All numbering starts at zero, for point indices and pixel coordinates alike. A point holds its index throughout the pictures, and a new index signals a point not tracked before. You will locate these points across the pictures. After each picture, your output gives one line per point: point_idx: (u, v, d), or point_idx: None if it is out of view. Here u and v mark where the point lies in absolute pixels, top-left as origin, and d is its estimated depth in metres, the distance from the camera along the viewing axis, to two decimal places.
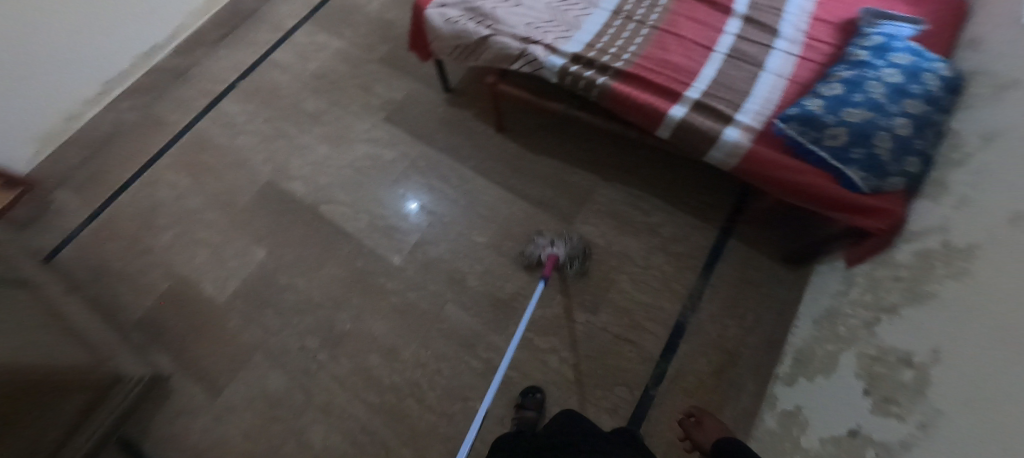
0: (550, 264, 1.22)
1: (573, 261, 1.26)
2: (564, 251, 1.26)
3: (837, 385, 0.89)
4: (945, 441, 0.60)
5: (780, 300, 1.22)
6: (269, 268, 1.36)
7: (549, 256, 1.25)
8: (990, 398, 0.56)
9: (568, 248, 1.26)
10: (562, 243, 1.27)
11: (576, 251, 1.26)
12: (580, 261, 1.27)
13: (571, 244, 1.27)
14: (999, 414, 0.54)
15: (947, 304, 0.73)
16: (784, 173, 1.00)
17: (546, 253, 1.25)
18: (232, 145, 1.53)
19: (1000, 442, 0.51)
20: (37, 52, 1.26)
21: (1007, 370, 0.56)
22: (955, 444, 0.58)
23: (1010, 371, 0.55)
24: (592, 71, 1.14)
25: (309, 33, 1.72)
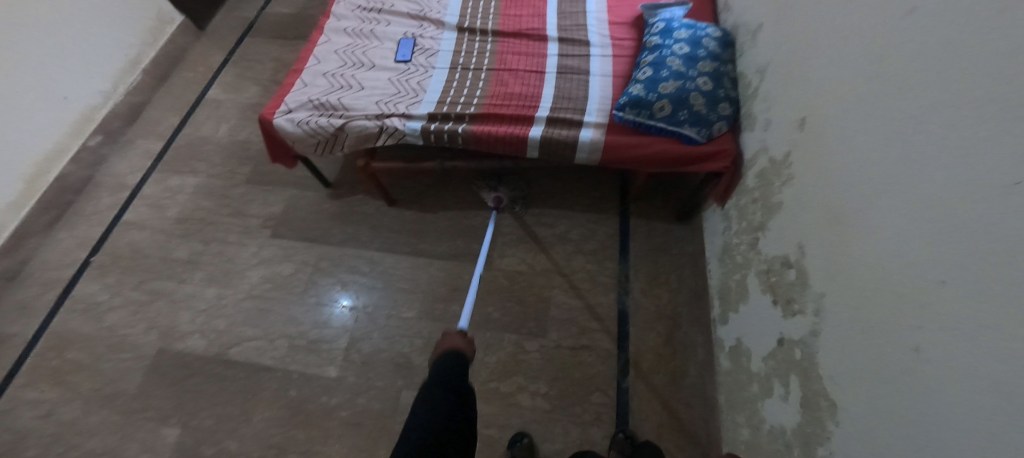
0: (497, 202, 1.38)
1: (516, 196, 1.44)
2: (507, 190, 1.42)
3: (754, 307, 1.01)
4: (836, 313, 0.72)
5: (689, 254, 1.35)
6: (190, 444, 1.18)
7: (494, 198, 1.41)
8: (848, 265, 0.70)
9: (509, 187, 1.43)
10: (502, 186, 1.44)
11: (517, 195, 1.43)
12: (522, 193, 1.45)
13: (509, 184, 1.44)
14: (862, 272, 0.67)
15: (791, 208, 0.89)
16: (640, 150, 1.14)
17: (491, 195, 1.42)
18: (102, 328, 1.34)
19: (877, 294, 0.64)
20: None
21: (848, 239, 0.71)
22: (845, 311, 0.70)
23: (852, 240, 0.70)
24: (450, 123, 1.22)
25: (159, 181, 1.60)
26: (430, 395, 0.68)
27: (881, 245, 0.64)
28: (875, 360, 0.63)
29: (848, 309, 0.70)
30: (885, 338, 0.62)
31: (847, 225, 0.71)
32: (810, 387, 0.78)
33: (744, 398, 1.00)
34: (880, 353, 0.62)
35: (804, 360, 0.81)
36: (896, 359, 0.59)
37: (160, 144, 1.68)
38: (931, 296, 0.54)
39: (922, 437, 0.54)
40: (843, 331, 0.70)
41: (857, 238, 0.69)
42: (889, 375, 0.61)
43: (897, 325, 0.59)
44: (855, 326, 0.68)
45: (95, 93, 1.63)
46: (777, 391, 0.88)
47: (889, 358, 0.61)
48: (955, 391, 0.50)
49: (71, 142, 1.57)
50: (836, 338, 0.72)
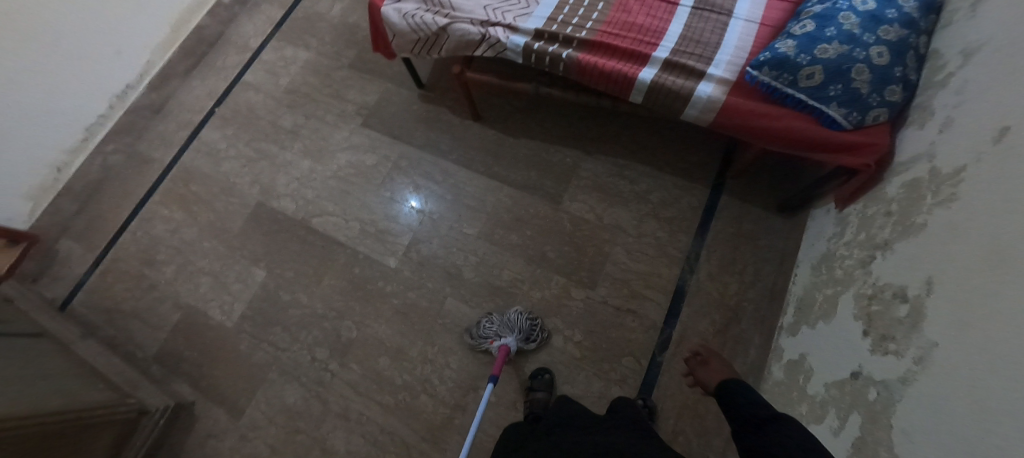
0: (503, 360, 1.13)
1: (528, 341, 1.19)
2: (516, 337, 1.17)
3: (836, 329, 0.89)
4: (946, 371, 0.61)
5: (779, 250, 1.20)
6: (271, 288, 1.38)
7: (499, 349, 1.15)
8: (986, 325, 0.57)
9: (519, 332, 1.18)
10: (510, 329, 1.18)
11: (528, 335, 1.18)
12: (537, 336, 1.19)
13: (520, 327, 1.18)
14: (1003, 341, 0.54)
15: (932, 237, 0.73)
16: (764, 121, 0.98)
17: (496, 346, 1.16)
18: (218, 172, 1.55)
19: (1012, 372, 0.51)
20: (28, 109, 1.30)
21: (1004, 293, 0.56)
22: (959, 375, 0.58)
23: (1006, 298, 0.56)
24: (556, 45, 1.11)
25: (276, 48, 1.70)
26: None
27: None
28: (974, 441, 0.53)
29: (963, 372, 0.58)
30: (997, 419, 0.51)
31: (1010, 278, 0.56)
32: (872, 433, 0.70)
33: (787, 414, 0.94)
34: (983, 432, 0.52)
35: (876, 404, 0.71)
36: (999, 450, 0.49)
37: (281, 11, 1.76)
38: None
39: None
40: (945, 393, 0.59)
41: (1014, 298, 0.54)
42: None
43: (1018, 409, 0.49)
44: (964, 391, 0.57)
45: None
46: (829, 422, 0.80)
47: (992, 444, 0.50)
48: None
49: None
50: (930, 394, 0.62)
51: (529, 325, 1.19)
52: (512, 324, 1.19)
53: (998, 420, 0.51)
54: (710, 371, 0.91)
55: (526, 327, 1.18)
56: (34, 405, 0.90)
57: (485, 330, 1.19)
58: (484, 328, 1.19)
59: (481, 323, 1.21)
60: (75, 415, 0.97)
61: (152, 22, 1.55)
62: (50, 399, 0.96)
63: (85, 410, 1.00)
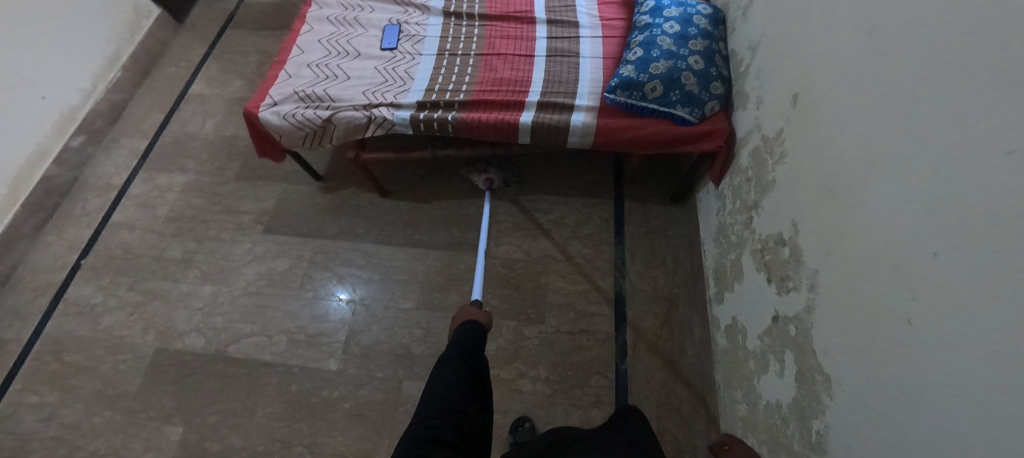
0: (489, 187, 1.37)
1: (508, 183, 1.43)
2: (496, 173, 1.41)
3: (749, 285, 1.01)
4: (831, 288, 0.73)
5: (684, 236, 1.35)
6: (194, 441, 1.19)
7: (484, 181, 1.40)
8: (843, 240, 0.70)
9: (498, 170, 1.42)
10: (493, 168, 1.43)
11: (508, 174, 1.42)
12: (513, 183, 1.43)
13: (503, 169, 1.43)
14: (855, 248, 0.67)
15: (784, 186, 0.89)
16: (632, 132, 1.13)
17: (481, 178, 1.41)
18: (99, 330, 1.33)
19: (872, 271, 0.64)
20: None
21: (844, 213, 0.71)
22: (840, 287, 0.70)
23: (846, 215, 0.70)
24: (440, 111, 1.20)
25: (146, 180, 1.58)
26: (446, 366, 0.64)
27: (872, 219, 0.64)
28: (869, 334, 0.64)
29: (843, 284, 0.70)
30: (878, 311, 0.62)
31: (842, 200, 0.71)
32: (805, 363, 0.79)
33: (741, 375, 1.02)
34: (873, 326, 0.63)
35: (798, 337, 0.81)
36: (891, 334, 0.59)
37: (145, 142, 1.65)
38: (916, 268, 0.55)
39: (920, 414, 0.54)
40: (837, 307, 0.71)
41: (851, 213, 0.69)
42: (882, 349, 0.61)
43: (889, 297, 0.60)
44: (849, 300, 0.68)
45: (74, 92, 1.59)
46: (773, 367, 0.89)
47: (885, 332, 0.61)
48: (951, 366, 0.50)
49: (52, 144, 1.53)
50: (830, 312, 0.73)
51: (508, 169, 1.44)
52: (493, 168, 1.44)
53: (879, 312, 0.62)
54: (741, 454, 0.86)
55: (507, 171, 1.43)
56: None
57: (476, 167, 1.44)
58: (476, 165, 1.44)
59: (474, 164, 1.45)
60: None
61: None
62: None
63: None
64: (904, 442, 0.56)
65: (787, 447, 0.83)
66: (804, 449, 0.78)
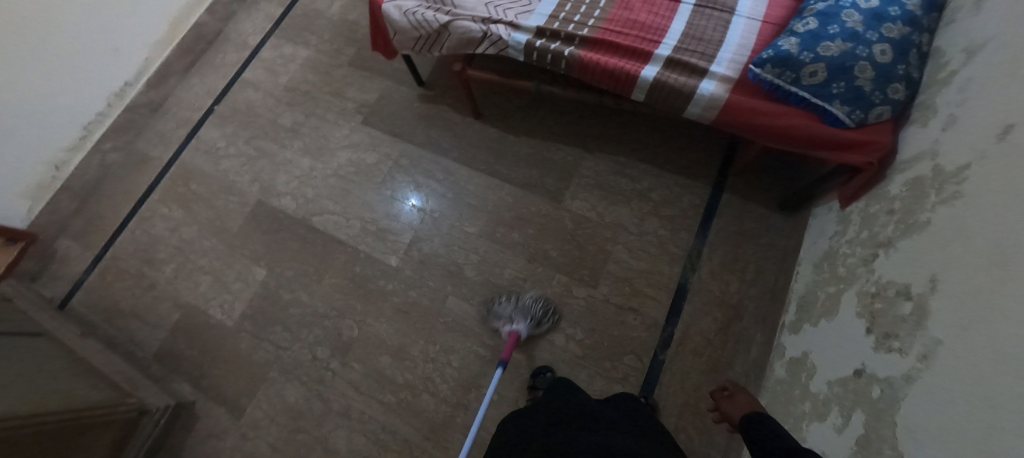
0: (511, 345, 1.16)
1: (539, 326, 1.20)
2: (527, 324, 1.18)
3: (839, 327, 0.89)
4: (952, 370, 0.60)
5: (780, 249, 1.21)
6: (271, 286, 1.38)
7: (510, 334, 1.18)
8: (990, 322, 0.57)
9: (531, 319, 1.19)
10: (522, 315, 1.19)
11: (537, 321, 1.19)
12: (544, 323, 1.21)
13: (532, 315, 1.19)
14: (1008, 338, 0.54)
15: (938, 234, 0.73)
16: (767, 119, 0.98)
17: (506, 330, 1.18)
18: (218, 171, 1.54)
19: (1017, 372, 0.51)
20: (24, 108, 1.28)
21: (1008, 292, 0.56)
22: (967, 373, 0.58)
23: (1014, 297, 0.55)
24: (558, 42, 1.11)
25: (275, 46, 1.69)
26: None
27: None
28: (974, 435, 0.53)
29: (967, 370, 0.58)
30: (998, 416, 0.51)
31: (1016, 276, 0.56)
32: (875, 431, 0.69)
33: (787, 412, 0.94)
34: (984, 430, 0.52)
35: (880, 402, 0.71)
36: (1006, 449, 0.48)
37: (281, 9, 1.75)
38: None
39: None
40: (946, 391, 0.60)
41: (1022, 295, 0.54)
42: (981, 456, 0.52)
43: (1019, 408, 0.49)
44: (968, 390, 0.56)
45: None
46: (832, 419, 0.80)
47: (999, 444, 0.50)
48: None
49: None
50: (934, 392, 0.62)
51: (541, 310, 1.20)
52: (523, 310, 1.20)
53: (998, 418, 0.51)
54: (737, 403, 0.90)
55: (538, 314, 1.20)
56: (34, 404, 0.90)
57: (497, 312, 1.21)
58: (496, 309, 1.21)
59: (494, 303, 1.23)
60: (74, 416, 0.96)
61: (150, 20, 1.54)
62: (50, 398, 0.96)
63: (86, 410, 1.00)
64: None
65: None
66: None
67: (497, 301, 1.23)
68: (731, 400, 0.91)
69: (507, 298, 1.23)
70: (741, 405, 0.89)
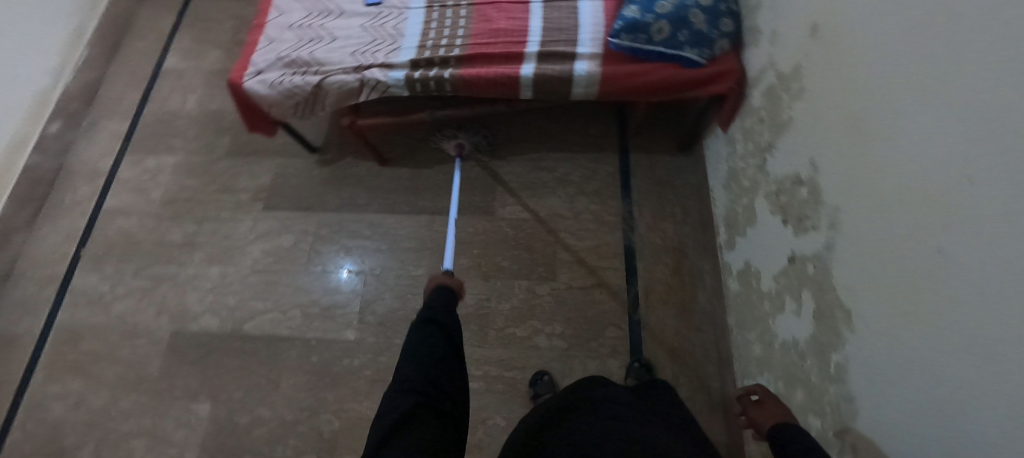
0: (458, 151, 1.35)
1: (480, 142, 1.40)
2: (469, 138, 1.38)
3: (763, 229, 1.01)
4: (856, 227, 0.70)
5: (691, 185, 1.34)
6: (224, 416, 1.22)
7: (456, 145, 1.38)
8: (866, 178, 0.68)
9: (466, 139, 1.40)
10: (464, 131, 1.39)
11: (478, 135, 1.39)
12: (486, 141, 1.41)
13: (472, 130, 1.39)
14: (882, 184, 0.65)
15: (801, 124, 0.87)
16: (639, 79, 1.09)
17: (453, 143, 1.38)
18: (111, 318, 1.34)
19: (900, 207, 0.61)
20: None
21: (869, 150, 0.68)
22: (866, 225, 0.68)
23: (874, 150, 0.67)
24: (435, 68, 1.14)
25: (134, 163, 1.52)
26: (424, 328, 0.63)
27: (899, 157, 0.61)
28: (893, 271, 0.63)
29: (867, 223, 0.68)
30: (902, 249, 0.61)
31: (868, 134, 0.68)
32: (824, 299, 0.79)
33: (753, 316, 1.03)
34: (898, 265, 0.62)
35: (817, 275, 0.81)
36: (920, 272, 0.58)
37: (126, 123, 1.58)
38: (942, 204, 0.54)
39: (948, 351, 0.53)
40: (860, 246, 0.70)
41: (879, 146, 0.66)
42: (906, 288, 0.60)
43: (915, 234, 0.58)
44: (874, 239, 0.66)
45: (43, 73, 1.49)
46: (789, 306, 0.89)
47: (912, 270, 0.59)
48: (980, 304, 0.48)
49: (30, 131, 1.46)
50: (852, 251, 0.72)
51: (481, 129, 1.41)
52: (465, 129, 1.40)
53: (903, 250, 0.61)
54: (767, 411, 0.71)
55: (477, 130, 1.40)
56: None
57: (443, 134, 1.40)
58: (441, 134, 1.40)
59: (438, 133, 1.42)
60: None
61: None
62: None
63: None
64: (934, 379, 0.55)
65: (805, 381, 0.84)
66: (822, 381, 0.79)
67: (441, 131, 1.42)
68: (759, 407, 0.72)
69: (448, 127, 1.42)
70: (770, 412, 0.70)
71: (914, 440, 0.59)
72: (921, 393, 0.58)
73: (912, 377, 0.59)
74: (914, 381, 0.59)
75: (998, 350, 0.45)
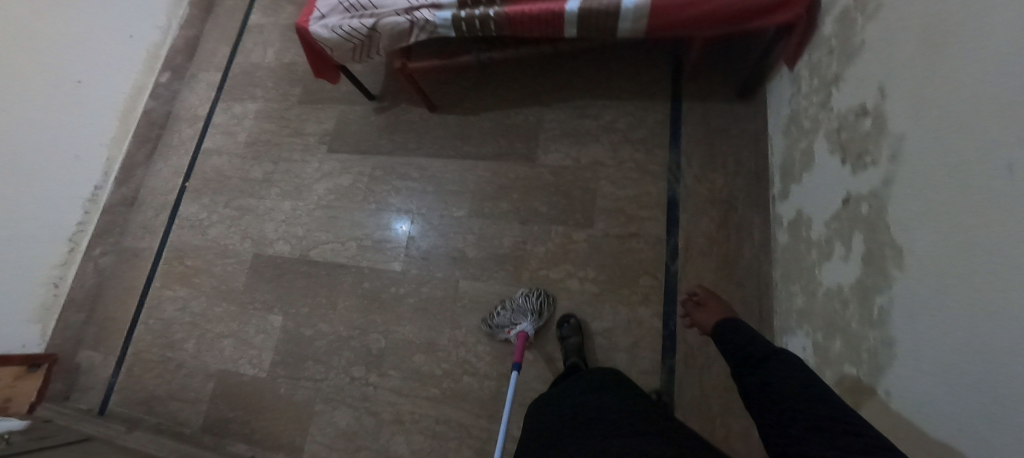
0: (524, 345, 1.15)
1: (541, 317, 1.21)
2: (530, 321, 1.19)
3: (820, 173, 0.92)
4: (915, 155, 0.64)
5: (750, 133, 1.25)
6: (292, 328, 1.40)
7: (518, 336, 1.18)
8: (934, 99, 0.61)
9: (532, 316, 1.20)
10: (522, 314, 1.20)
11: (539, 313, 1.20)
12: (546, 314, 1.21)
13: (530, 311, 1.19)
14: (968, 102, 0.56)
15: (874, 48, 0.77)
16: (693, 10, 1.01)
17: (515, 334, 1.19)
18: (208, 240, 1.57)
19: (982, 128, 0.53)
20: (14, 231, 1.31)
21: (943, 66, 0.61)
22: (925, 151, 0.62)
23: (954, 65, 0.59)
24: (482, 7, 1.15)
25: (225, 109, 1.73)
26: None
27: (978, 69, 0.55)
28: (950, 198, 0.57)
29: (926, 149, 0.62)
30: (965, 171, 0.55)
31: (961, 43, 0.58)
32: (874, 241, 0.72)
33: (799, 268, 0.97)
34: (958, 190, 0.56)
35: (871, 215, 0.74)
36: (997, 202, 0.50)
37: (219, 74, 1.78)
38: (1018, 115, 0.48)
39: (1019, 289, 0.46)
40: (916, 176, 0.63)
41: (971, 59, 0.56)
42: (963, 215, 0.55)
43: (982, 154, 0.53)
44: (933, 164, 0.60)
45: (154, 30, 1.73)
46: (837, 252, 0.82)
47: (986, 201, 0.52)
48: None
49: (145, 80, 1.71)
50: (908, 181, 0.65)
51: (538, 303, 1.21)
52: (520, 309, 1.21)
53: (965, 174, 0.55)
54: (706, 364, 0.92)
55: (536, 306, 1.20)
56: None
57: (499, 322, 1.21)
58: (496, 320, 1.21)
59: (491, 314, 1.23)
60: None
61: (101, 118, 1.56)
62: None
63: None
64: (996, 320, 0.49)
65: (844, 330, 0.79)
66: (862, 328, 0.74)
67: (494, 311, 1.24)
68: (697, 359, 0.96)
69: (502, 306, 1.24)
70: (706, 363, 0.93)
71: (962, 386, 0.54)
72: (968, 327, 0.54)
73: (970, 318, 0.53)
74: (971, 323, 0.53)
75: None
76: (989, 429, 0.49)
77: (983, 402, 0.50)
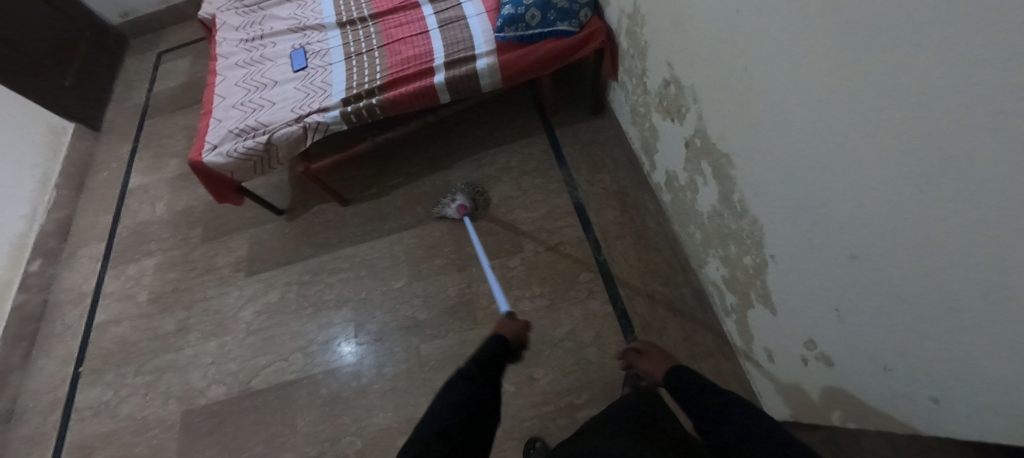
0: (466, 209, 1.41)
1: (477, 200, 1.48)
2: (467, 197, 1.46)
3: (664, 139, 1.19)
4: (715, 107, 0.89)
5: (612, 137, 1.53)
6: None
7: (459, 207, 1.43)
8: (708, 69, 0.88)
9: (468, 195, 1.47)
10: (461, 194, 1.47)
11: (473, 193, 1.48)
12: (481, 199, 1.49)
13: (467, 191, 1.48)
14: (721, 47, 0.82)
15: (654, 41, 1.08)
16: (531, 58, 1.30)
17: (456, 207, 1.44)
18: (120, 420, 1.36)
19: (741, 77, 0.78)
20: None
21: (701, 50, 0.89)
22: (719, 102, 0.87)
23: (707, 46, 0.86)
24: (364, 100, 1.33)
25: (116, 276, 1.61)
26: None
27: (722, 45, 0.81)
28: (745, 124, 0.81)
29: (719, 102, 0.87)
30: (745, 106, 0.79)
31: (702, 27, 0.86)
32: (715, 156, 0.95)
33: (686, 212, 1.18)
34: (746, 118, 0.80)
35: (704, 143, 0.98)
36: (769, 110, 0.73)
37: (102, 245, 1.69)
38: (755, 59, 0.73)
39: (802, 146, 0.67)
40: (721, 118, 0.88)
41: (713, 39, 0.84)
42: (756, 132, 0.78)
43: (749, 92, 0.77)
44: (728, 109, 0.85)
45: (16, 220, 1.63)
46: (700, 181, 1.05)
47: (765, 120, 0.75)
48: (801, 112, 0.65)
49: (11, 273, 1.57)
50: (718, 123, 0.90)
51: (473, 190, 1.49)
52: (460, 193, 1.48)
53: (744, 105, 0.79)
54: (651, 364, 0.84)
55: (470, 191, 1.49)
56: None
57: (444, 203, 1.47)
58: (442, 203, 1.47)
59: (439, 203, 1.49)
60: None
61: None
62: None
63: None
64: (803, 177, 0.69)
65: (732, 233, 0.98)
66: (739, 223, 0.93)
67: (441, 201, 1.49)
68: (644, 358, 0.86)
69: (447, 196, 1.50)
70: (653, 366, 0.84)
71: (809, 234, 0.72)
72: (794, 202, 0.73)
73: (785, 170, 0.73)
74: (796, 200, 0.73)
75: (831, 100, 0.58)
76: (842, 253, 0.66)
77: (830, 246, 0.68)
